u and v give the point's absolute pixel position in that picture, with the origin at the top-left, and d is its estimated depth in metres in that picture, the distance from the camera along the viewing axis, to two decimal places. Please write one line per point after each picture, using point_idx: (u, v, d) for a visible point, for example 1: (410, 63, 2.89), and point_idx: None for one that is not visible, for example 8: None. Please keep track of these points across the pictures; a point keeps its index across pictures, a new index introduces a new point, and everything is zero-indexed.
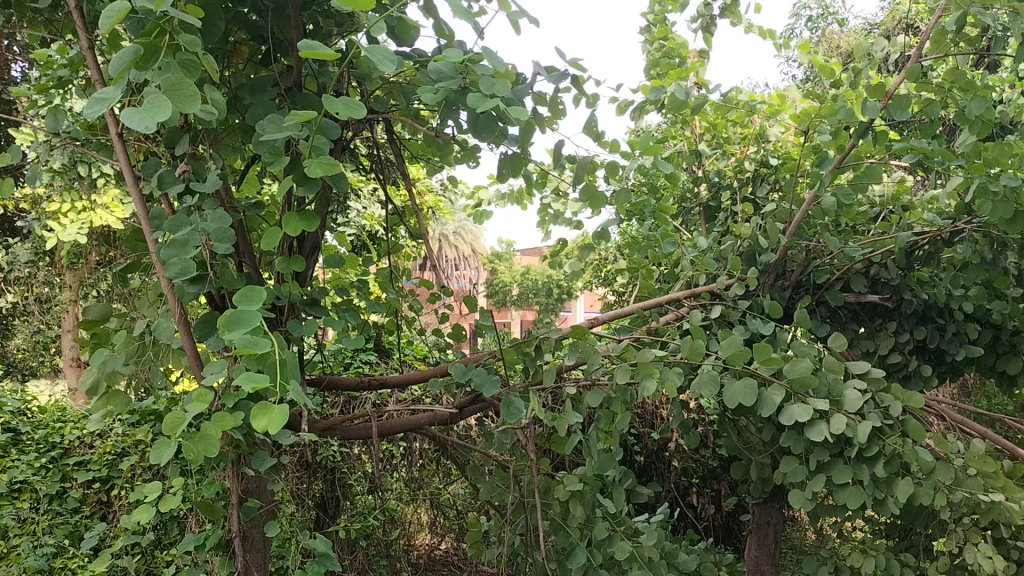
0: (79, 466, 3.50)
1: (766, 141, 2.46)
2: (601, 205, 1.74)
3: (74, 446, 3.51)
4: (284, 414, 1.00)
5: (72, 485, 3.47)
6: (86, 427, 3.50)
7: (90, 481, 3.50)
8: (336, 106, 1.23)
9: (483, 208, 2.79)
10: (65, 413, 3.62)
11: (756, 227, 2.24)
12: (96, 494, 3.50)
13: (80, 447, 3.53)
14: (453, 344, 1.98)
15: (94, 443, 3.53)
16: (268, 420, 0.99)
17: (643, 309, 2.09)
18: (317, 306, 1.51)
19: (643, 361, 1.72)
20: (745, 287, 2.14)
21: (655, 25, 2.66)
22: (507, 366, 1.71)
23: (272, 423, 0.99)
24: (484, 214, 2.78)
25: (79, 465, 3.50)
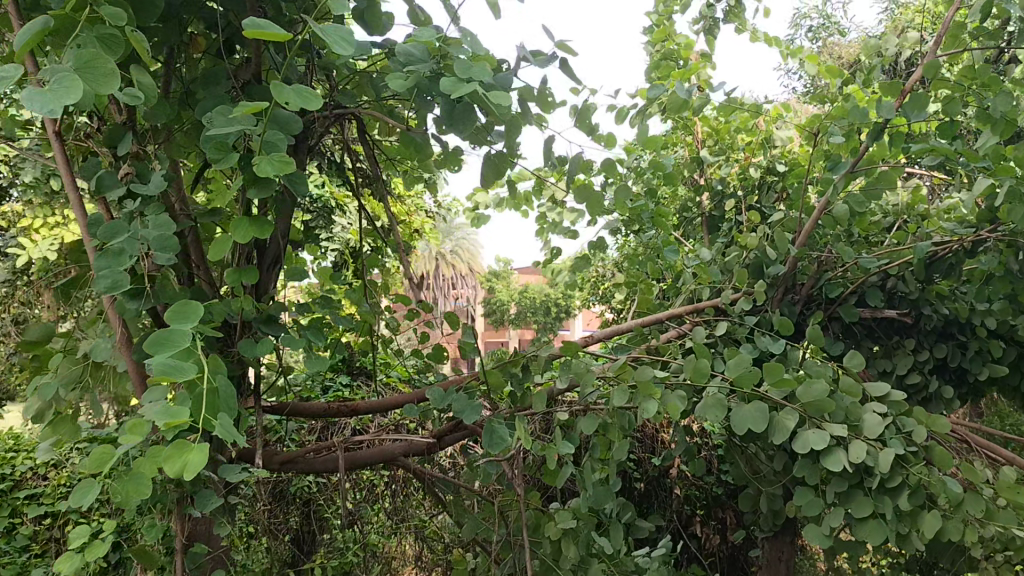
0: (30, 500, 3.35)
1: (772, 147, 2.31)
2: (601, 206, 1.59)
3: (25, 478, 3.40)
4: (203, 455, 0.89)
5: (23, 521, 3.30)
6: (37, 458, 3.42)
7: (42, 517, 3.33)
8: (288, 96, 1.05)
9: (481, 212, 2.64)
10: (18, 444, 3.54)
11: (763, 237, 2.08)
12: (50, 531, 3.31)
13: (31, 479, 3.42)
14: (434, 365, 1.81)
15: (46, 475, 3.43)
16: (181, 465, 0.88)
17: (642, 326, 1.93)
18: (275, 324, 1.34)
19: (642, 382, 1.55)
20: (752, 301, 1.98)
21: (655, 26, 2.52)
22: (492, 390, 1.54)
23: (187, 469, 0.87)
24: (482, 218, 2.63)
25: (29, 500, 3.36)
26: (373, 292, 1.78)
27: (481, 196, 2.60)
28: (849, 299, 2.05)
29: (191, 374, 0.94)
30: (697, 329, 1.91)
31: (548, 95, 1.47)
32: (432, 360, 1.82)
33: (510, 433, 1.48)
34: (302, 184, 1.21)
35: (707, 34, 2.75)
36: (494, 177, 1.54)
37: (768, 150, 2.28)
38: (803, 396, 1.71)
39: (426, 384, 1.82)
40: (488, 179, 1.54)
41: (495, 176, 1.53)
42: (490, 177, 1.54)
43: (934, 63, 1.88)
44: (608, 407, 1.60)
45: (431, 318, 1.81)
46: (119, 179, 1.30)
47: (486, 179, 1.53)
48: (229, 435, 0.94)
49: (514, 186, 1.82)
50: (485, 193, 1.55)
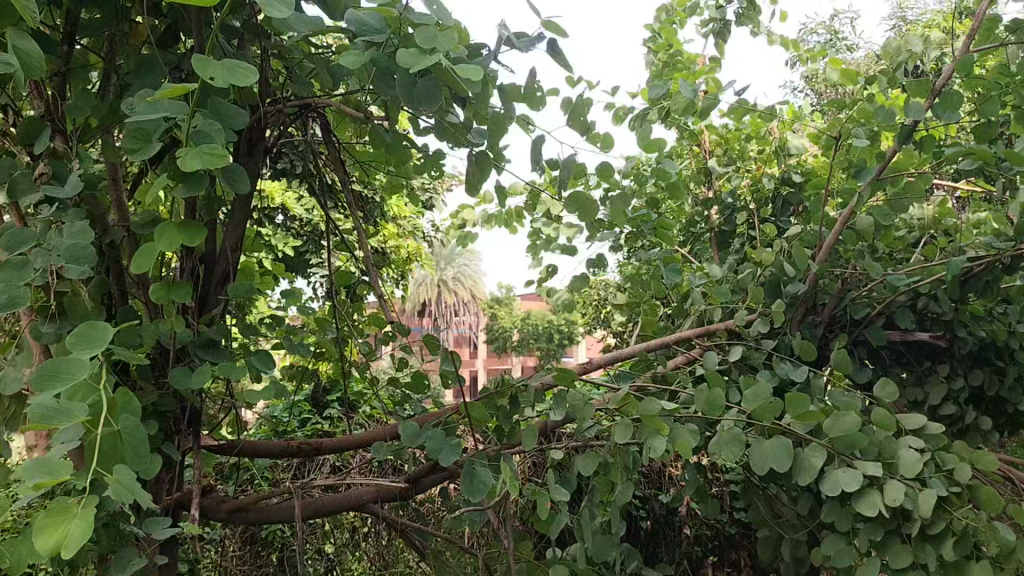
0: None
1: (787, 155, 2.12)
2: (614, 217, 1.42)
3: None
4: (88, 524, 0.65)
5: None
6: None
7: None
8: (210, 69, 0.86)
9: (466, 230, 2.46)
10: None
11: (779, 252, 1.88)
12: None
13: None
14: (412, 397, 1.61)
15: None
16: (61, 535, 0.63)
17: (646, 351, 1.73)
18: (215, 350, 1.13)
19: (648, 417, 1.35)
20: (769, 323, 1.78)
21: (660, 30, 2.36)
22: (474, 425, 1.33)
23: (65, 543, 0.62)
24: (469, 236, 2.44)
25: None
26: (343, 315, 1.58)
27: (468, 213, 2.43)
28: (876, 320, 1.85)
29: (79, 415, 0.71)
30: (708, 355, 1.71)
31: (536, 90, 1.28)
32: (410, 390, 1.62)
33: (495, 476, 1.28)
34: (239, 183, 1.01)
35: (715, 39, 2.58)
36: (477, 182, 1.35)
37: (784, 159, 2.09)
38: (831, 429, 1.51)
39: (403, 418, 1.62)
40: (469, 187, 1.36)
41: (477, 183, 1.35)
42: (473, 183, 1.35)
43: (968, 57, 1.69)
44: (609, 444, 1.40)
45: (410, 342, 1.62)
46: (34, 181, 1.11)
47: (468, 184, 1.34)
48: (131, 491, 0.70)
49: (506, 204, 1.63)
50: (469, 198, 1.36)
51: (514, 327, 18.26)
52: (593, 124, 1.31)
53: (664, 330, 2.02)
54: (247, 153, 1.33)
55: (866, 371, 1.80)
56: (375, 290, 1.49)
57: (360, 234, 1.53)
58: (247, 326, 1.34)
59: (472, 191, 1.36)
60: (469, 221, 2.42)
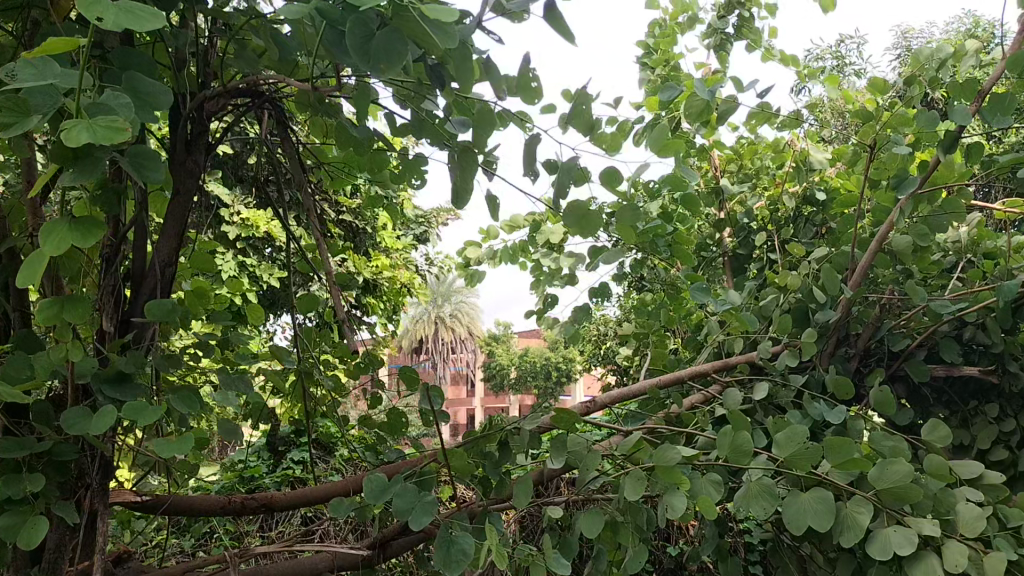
0: None
1: (809, 170, 1.91)
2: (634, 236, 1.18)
3: None
4: None
5: None
6: None
7: None
8: (104, 11, 0.64)
9: (474, 269, 2.24)
10: None
11: (805, 275, 1.66)
12: None
13: None
14: (387, 440, 1.37)
15: None
16: None
17: (656, 387, 1.50)
18: (129, 385, 0.90)
19: (663, 468, 1.12)
20: (798, 355, 1.55)
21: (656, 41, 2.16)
22: (453, 477, 1.10)
23: None
24: (477, 274, 2.23)
25: None
26: (302, 346, 1.35)
27: (469, 249, 2.22)
28: (918, 352, 1.62)
29: None
30: (730, 393, 1.48)
31: (532, 80, 1.05)
32: (385, 433, 1.39)
33: (478, 540, 1.05)
34: (154, 172, 0.81)
35: (717, 52, 2.39)
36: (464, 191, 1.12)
37: (806, 179, 1.88)
38: (878, 480, 1.28)
39: (376, 466, 1.39)
40: (456, 198, 1.12)
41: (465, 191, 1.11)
42: (459, 192, 1.12)
43: (1017, 51, 1.48)
44: (617, 500, 1.17)
45: (383, 377, 1.39)
46: None
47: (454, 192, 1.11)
48: None
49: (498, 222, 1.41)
50: (455, 209, 1.13)
51: (512, 365, 17.98)
52: (599, 123, 1.07)
53: (676, 364, 1.78)
54: (183, 150, 1.12)
55: (908, 411, 1.56)
56: (337, 316, 1.26)
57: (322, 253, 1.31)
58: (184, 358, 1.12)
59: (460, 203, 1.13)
60: (475, 257, 2.21)
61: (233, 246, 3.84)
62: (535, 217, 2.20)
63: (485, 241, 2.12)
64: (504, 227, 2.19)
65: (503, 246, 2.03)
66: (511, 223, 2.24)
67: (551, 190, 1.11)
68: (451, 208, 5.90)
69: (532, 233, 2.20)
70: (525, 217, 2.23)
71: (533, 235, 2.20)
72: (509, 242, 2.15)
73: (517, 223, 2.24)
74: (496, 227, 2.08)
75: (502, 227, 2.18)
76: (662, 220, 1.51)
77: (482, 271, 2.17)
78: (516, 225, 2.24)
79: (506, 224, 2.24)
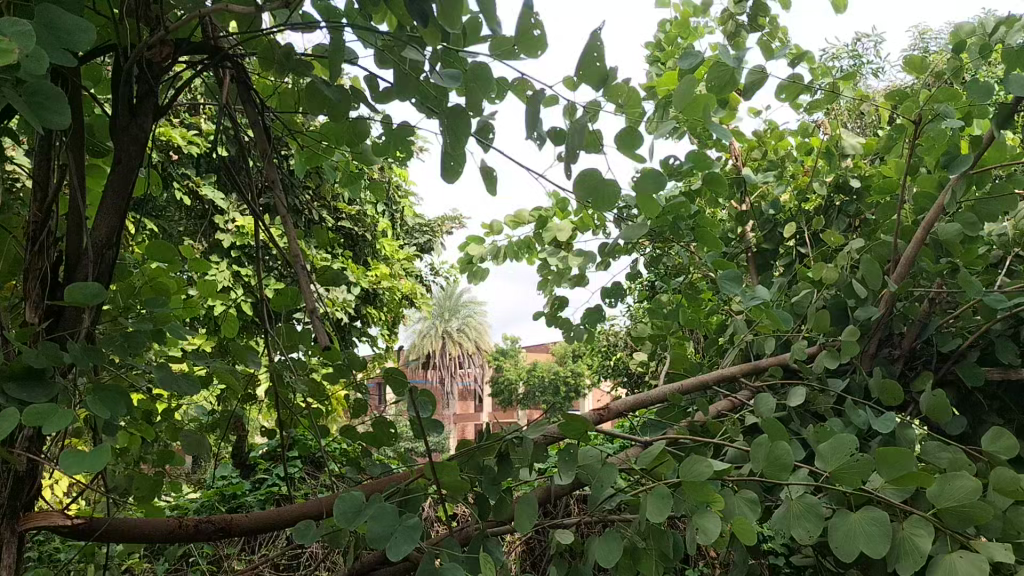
0: None
1: (841, 157, 1.73)
2: (658, 210, 1.01)
3: None
4: None
5: None
6: None
7: None
8: None
9: (478, 268, 2.08)
10: None
11: (843, 268, 1.48)
12: None
13: None
14: (374, 452, 1.20)
15: None
16: None
17: (678, 393, 1.32)
18: (39, 386, 0.74)
19: (690, 482, 0.96)
20: (837, 355, 1.37)
21: (666, 27, 2.00)
22: (445, 495, 0.92)
23: None
24: (481, 271, 2.07)
25: None
26: (273, 345, 1.18)
27: (472, 245, 2.06)
28: (971, 352, 1.44)
29: None
30: (763, 399, 1.30)
31: (533, 26, 0.87)
32: (368, 443, 1.22)
33: (473, 570, 0.88)
34: (55, 115, 0.66)
35: (734, 38, 2.22)
36: (458, 162, 0.99)
37: (837, 167, 1.71)
38: (939, 498, 1.10)
39: (359, 482, 1.22)
40: (447, 170, 0.99)
41: (458, 164, 0.99)
42: (452, 165, 1.00)
43: None
44: (637, 522, 1.00)
45: (366, 381, 1.21)
46: None
47: (446, 164, 0.99)
48: None
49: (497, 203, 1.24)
50: (449, 181, 0.95)
51: (520, 380, 17.78)
52: (613, 74, 0.91)
53: (698, 369, 1.60)
54: (128, 111, 0.96)
55: (963, 418, 1.38)
56: (307, 311, 1.10)
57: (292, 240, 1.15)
58: (132, 341, 0.95)
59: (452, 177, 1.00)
60: (479, 253, 2.05)
61: (226, 255, 3.69)
62: (541, 213, 2.03)
63: (488, 237, 1.96)
64: (508, 223, 2.03)
65: (508, 242, 1.87)
66: (515, 219, 2.08)
67: (562, 155, 0.95)
68: (456, 217, 5.75)
69: (538, 229, 2.04)
70: (530, 213, 2.06)
71: (539, 232, 2.04)
72: (513, 238, 1.99)
73: (521, 219, 2.07)
74: (500, 221, 1.92)
75: (506, 222, 2.02)
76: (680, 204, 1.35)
77: (488, 267, 2.01)
78: (521, 220, 2.07)
79: (509, 220, 2.08)
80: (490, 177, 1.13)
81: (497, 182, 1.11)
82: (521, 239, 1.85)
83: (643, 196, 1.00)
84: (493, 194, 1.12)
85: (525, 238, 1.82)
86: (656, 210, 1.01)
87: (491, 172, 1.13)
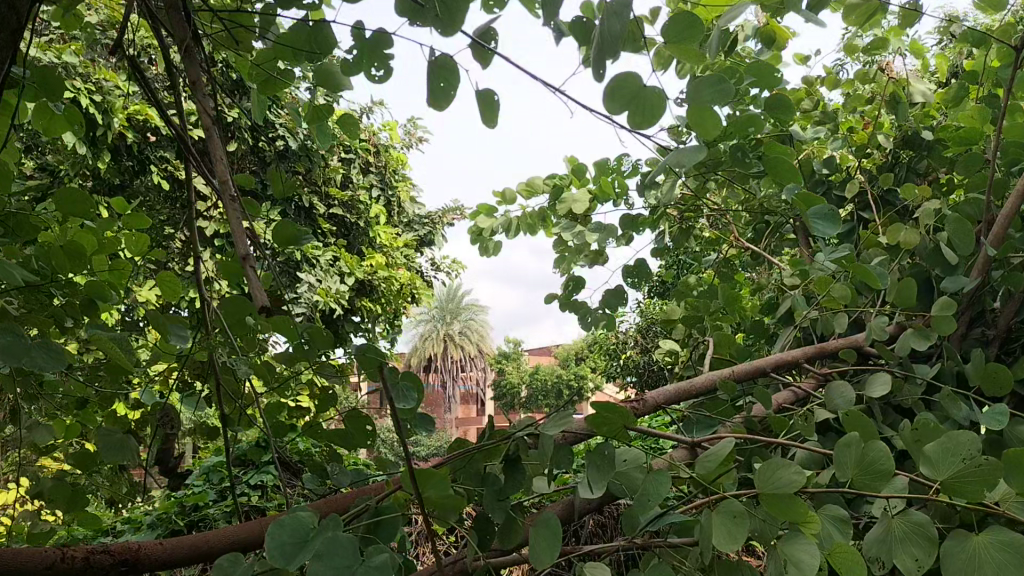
0: None
1: (910, 106, 1.46)
2: (717, 132, 0.74)
3: None
4: None
5: None
6: None
7: None
8: None
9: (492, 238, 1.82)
10: None
11: (925, 229, 1.21)
12: None
13: None
14: (346, 454, 0.92)
15: None
16: None
17: (729, 379, 1.05)
18: None
19: (768, 493, 0.69)
20: (925, 334, 1.10)
21: None
22: (436, 510, 0.66)
23: None
24: (493, 246, 1.82)
25: None
26: (219, 317, 0.91)
27: (481, 217, 1.80)
28: None
29: None
30: (837, 389, 1.03)
31: None
32: (335, 445, 0.94)
33: None
34: None
35: None
36: (450, 82, 0.82)
37: (905, 119, 1.44)
38: None
39: (322, 496, 0.94)
40: (434, 98, 0.83)
41: (450, 86, 0.82)
42: (444, 87, 0.82)
43: None
44: (696, 552, 0.73)
45: (333, 366, 0.94)
46: None
47: (430, 85, 0.81)
48: None
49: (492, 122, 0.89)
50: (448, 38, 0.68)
51: (523, 383, 17.50)
52: None
53: (745, 354, 1.33)
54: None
55: None
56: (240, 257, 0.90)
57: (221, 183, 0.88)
58: None
59: (442, 104, 0.83)
60: (488, 226, 1.79)
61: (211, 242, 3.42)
62: (557, 180, 1.77)
63: (500, 207, 1.69)
64: (519, 192, 1.77)
65: (518, 212, 1.60)
66: (527, 188, 1.81)
67: (593, 57, 0.69)
68: (459, 209, 5.47)
69: (553, 199, 1.77)
70: (544, 181, 1.80)
71: (554, 203, 1.77)
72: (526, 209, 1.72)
73: (534, 188, 1.81)
74: (512, 187, 1.65)
75: (519, 190, 1.76)
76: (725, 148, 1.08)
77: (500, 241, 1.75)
78: (534, 189, 1.81)
79: (521, 189, 1.81)
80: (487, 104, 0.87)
81: (496, 110, 0.88)
82: (534, 209, 1.58)
83: (697, 112, 0.73)
84: (490, 124, 0.88)
85: (538, 206, 1.56)
86: (715, 133, 0.74)
87: (488, 96, 0.87)
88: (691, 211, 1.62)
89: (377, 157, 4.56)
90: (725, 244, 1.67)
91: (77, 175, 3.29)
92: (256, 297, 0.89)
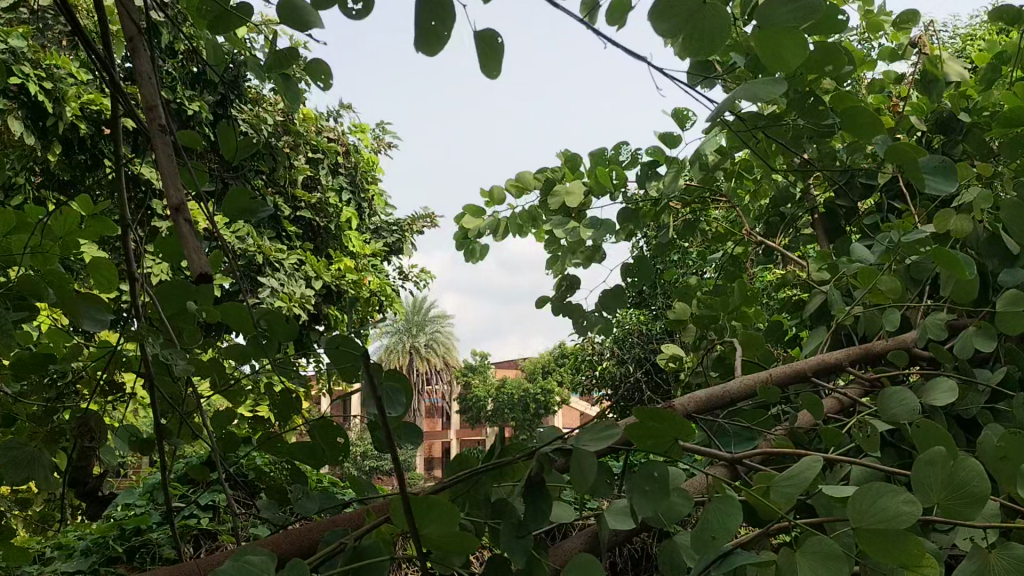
0: None
1: (944, 87, 1.32)
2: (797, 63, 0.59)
3: None
4: None
5: None
6: None
7: None
8: None
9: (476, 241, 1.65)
10: None
11: (979, 215, 1.06)
12: None
13: None
14: (315, 471, 0.74)
15: None
16: None
17: (768, 380, 0.89)
18: None
19: (868, 527, 0.54)
20: (989, 331, 0.95)
21: None
22: (445, 548, 0.49)
23: None
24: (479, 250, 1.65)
25: None
26: (161, 303, 0.73)
27: (467, 218, 1.63)
28: None
29: None
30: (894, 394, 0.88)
31: None
32: (298, 460, 0.76)
33: None
34: None
35: None
36: (447, 21, 0.60)
37: (937, 101, 1.30)
38: None
39: (283, 524, 0.76)
40: (424, 41, 0.60)
41: (446, 24, 0.60)
42: (437, 27, 0.60)
43: None
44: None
45: (297, 363, 0.76)
46: None
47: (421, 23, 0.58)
48: None
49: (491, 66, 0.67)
50: None
51: (490, 397, 17.29)
52: None
53: (770, 359, 1.17)
54: None
55: None
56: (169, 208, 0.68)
57: (161, 134, 0.70)
58: None
59: (435, 52, 0.61)
60: (475, 228, 1.63)
61: None
62: (548, 173, 1.61)
63: (487, 209, 1.52)
64: (509, 188, 1.61)
65: (509, 211, 1.44)
66: (516, 185, 1.65)
67: None
68: (429, 216, 5.31)
69: (545, 195, 1.61)
70: (534, 175, 1.64)
71: (546, 199, 1.61)
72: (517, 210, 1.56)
73: (524, 184, 1.65)
74: (500, 186, 1.49)
75: (509, 187, 1.60)
76: (761, 113, 0.92)
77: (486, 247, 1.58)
78: (524, 186, 1.65)
79: (510, 186, 1.66)
80: (488, 45, 0.65)
81: (500, 54, 0.66)
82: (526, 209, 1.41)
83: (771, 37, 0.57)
84: (491, 72, 0.67)
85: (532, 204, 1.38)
86: (793, 60, 0.59)
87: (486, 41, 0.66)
88: (697, 202, 1.47)
89: (345, 159, 4.39)
90: (735, 239, 1.52)
91: (24, 168, 3.06)
92: (190, 266, 0.67)
